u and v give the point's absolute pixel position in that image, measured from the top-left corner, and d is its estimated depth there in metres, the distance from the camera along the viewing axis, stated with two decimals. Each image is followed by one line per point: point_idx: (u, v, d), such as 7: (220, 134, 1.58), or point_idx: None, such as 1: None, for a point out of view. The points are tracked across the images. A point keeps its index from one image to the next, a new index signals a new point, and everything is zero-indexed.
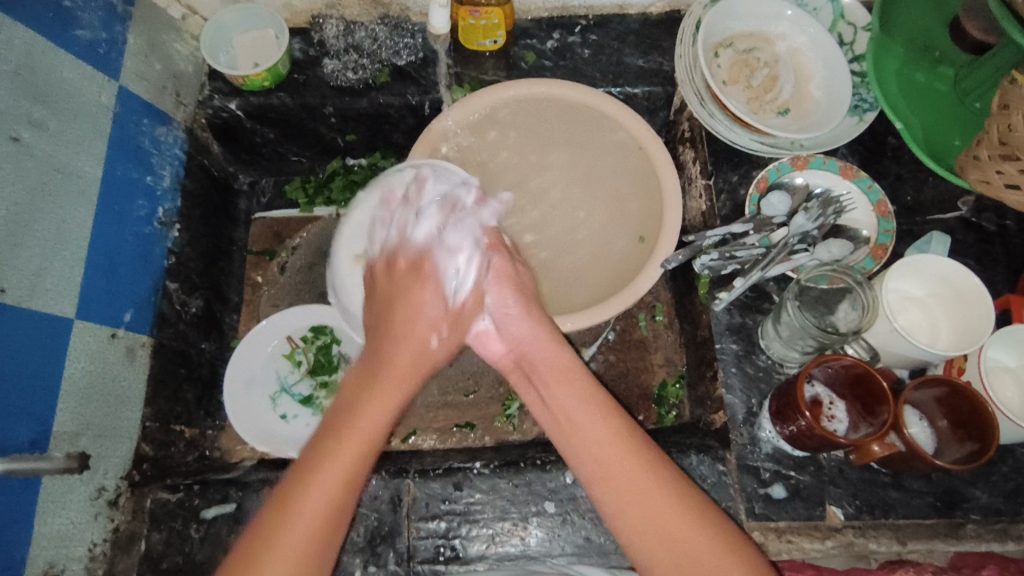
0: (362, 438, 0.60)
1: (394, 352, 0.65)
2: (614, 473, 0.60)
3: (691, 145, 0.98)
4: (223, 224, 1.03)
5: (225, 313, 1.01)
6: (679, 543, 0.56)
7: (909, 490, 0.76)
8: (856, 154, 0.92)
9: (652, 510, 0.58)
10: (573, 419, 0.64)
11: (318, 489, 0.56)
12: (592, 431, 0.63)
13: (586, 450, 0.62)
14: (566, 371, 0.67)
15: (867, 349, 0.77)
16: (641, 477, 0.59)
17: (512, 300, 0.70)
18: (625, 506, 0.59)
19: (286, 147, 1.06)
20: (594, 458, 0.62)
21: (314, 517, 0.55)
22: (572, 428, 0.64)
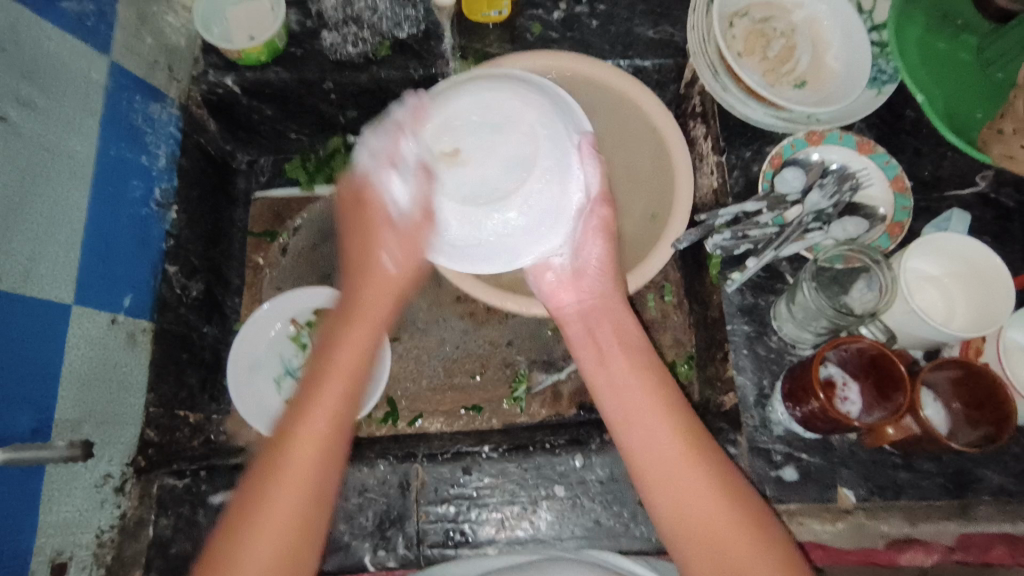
0: (343, 366, 0.60)
1: (370, 296, 0.66)
2: (649, 419, 0.61)
3: (702, 120, 0.95)
4: (223, 205, 1.01)
5: (227, 296, 0.99)
6: (701, 505, 0.56)
7: (920, 471, 0.76)
8: (872, 128, 0.89)
9: (674, 456, 0.58)
10: (630, 386, 0.64)
11: (302, 439, 0.55)
12: (631, 381, 0.64)
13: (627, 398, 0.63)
14: (614, 321, 0.69)
15: (884, 331, 0.76)
16: (665, 419, 0.61)
17: (600, 252, 0.70)
18: (650, 442, 0.60)
19: (284, 124, 1.03)
20: (632, 408, 0.62)
21: (303, 461, 0.55)
22: (623, 386, 0.64)
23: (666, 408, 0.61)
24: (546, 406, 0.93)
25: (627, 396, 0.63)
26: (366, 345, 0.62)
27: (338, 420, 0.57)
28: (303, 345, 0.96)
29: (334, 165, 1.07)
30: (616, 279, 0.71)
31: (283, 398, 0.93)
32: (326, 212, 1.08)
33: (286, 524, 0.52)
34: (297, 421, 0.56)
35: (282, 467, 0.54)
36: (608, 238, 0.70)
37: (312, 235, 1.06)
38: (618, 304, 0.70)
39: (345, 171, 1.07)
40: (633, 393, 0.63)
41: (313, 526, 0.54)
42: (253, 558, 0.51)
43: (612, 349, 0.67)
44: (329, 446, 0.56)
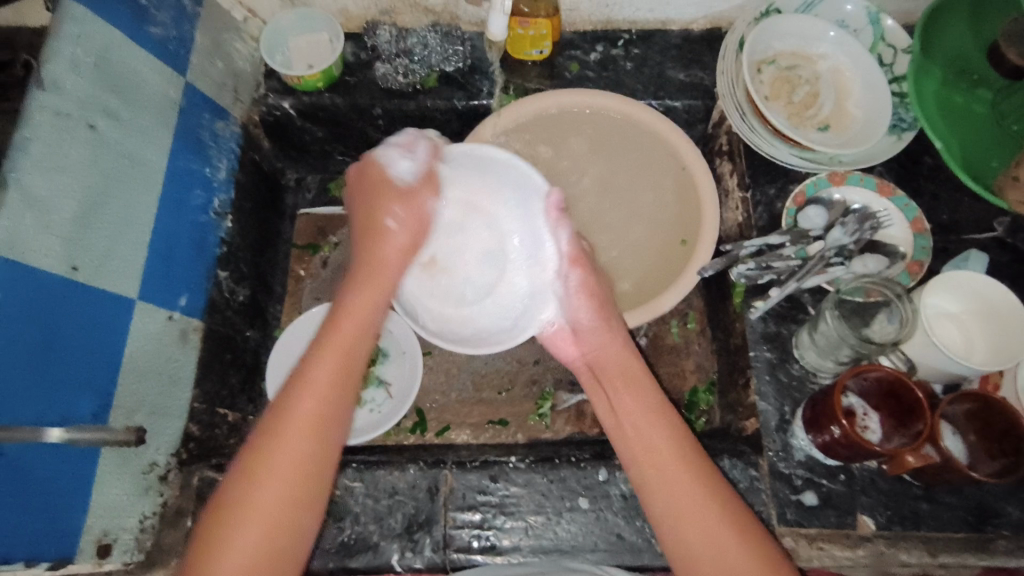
0: (323, 377, 0.62)
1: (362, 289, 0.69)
2: (660, 461, 0.64)
3: (728, 158, 1.00)
4: (271, 218, 1.07)
5: (269, 304, 1.04)
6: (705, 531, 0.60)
7: (940, 503, 0.77)
8: (892, 171, 0.94)
9: (692, 502, 0.61)
10: (634, 425, 0.66)
11: (287, 437, 0.59)
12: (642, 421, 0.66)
13: (639, 446, 0.65)
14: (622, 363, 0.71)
15: (904, 360, 0.79)
16: (676, 464, 0.63)
17: (585, 309, 0.73)
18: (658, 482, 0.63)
19: (332, 146, 1.10)
20: (642, 450, 0.65)
21: (291, 460, 0.58)
22: (636, 432, 0.66)
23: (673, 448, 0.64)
24: (570, 424, 0.96)
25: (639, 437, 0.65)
26: (363, 338, 0.66)
27: (325, 424, 0.61)
28: None
29: None
30: (617, 332, 0.73)
31: None
32: None
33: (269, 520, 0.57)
34: (277, 417, 0.60)
35: (271, 457, 0.58)
36: (591, 293, 0.73)
37: (352, 250, 1.12)
38: (618, 346, 0.72)
39: None
40: (645, 435, 0.65)
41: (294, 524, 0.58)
42: (244, 544, 0.56)
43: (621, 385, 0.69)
44: (321, 465, 0.60)
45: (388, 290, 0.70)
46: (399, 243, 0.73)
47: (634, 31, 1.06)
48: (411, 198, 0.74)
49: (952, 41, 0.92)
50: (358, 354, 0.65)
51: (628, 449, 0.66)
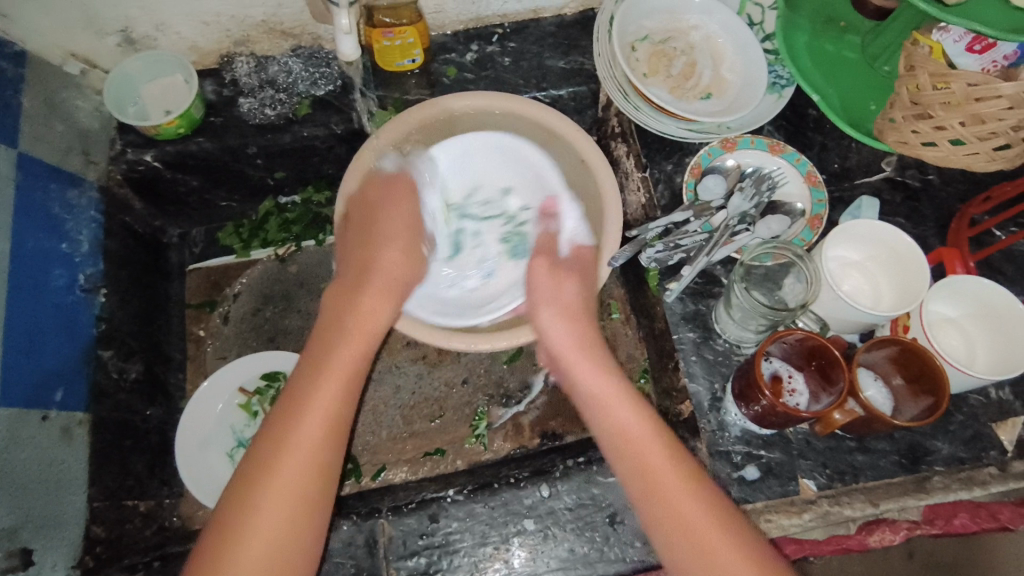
0: (341, 367, 0.68)
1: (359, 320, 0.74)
2: (651, 464, 0.64)
3: (622, 140, 0.98)
4: (157, 281, 0.97)
5: (169, 374, 0.95)
6: (688, 527, 0.60)
7: (874, 452, 0.77)
8: (781, 129, 0.94)
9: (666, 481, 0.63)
10: (633, 424, 0.67)
11: (312, 416, 0.63)
12: (637, 437, 0.66)
13: (636, 458, 0.65)
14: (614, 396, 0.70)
15: (816, 320, 0.79)
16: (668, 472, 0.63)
17: (568, 335, 0.77)
18: (642, 483, 0.64)
19: (213, 193, 1.01)
20: (634, 459, 0.65)
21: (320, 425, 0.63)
22: (633, 442, 0.66)
23: (667, 456, 0.65)
24: (509, 440, 0.93)
25: (621, 436, 0.67)
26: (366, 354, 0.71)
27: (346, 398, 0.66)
28: (255, 413, 0.92)
29: (269, 227, 1.05)
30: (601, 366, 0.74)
31: None
32: (265, 277, 1.04)
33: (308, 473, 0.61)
34: (298, 414, 0.63)
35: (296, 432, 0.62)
36: (570, 319, 0.78)
37: (254, 300, 1.02)
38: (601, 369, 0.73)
39: (280, 234, 1.04)
40: (641, 454, 0.65)
41: (327, 474, 0.62)
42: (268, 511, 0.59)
43: (610, 398, 0.71)
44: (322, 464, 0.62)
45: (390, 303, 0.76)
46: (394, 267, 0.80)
47: (506, 24, 1.02)
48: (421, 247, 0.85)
49: None
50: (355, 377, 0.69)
51: (625, 472, 0.65)
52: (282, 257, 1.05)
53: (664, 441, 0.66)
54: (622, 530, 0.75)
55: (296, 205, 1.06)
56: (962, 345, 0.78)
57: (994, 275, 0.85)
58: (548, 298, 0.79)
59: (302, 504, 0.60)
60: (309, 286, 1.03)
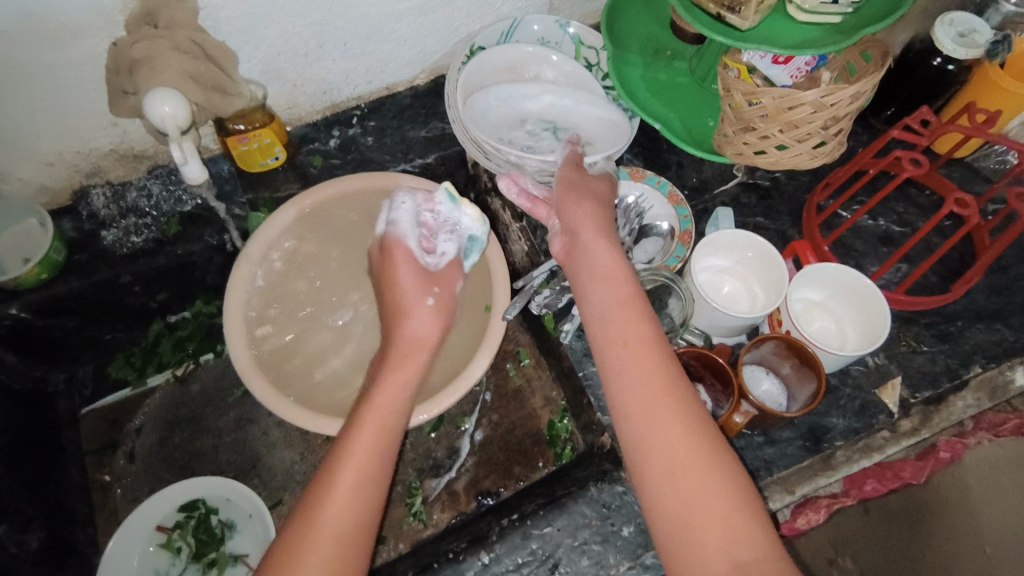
0: (379, 432, 0.66)
1: (391, 375, 0.72)
2: (655, 418, 0.60)
3: (496, 194, 1.02)
4: (47, 435, 0.92)
5: (76, 531, 0.89)
6: (698, 501, 0.56)
7: (780, 441, 0.82)
8: (640, 154, 1.01)
9: (682, 445, 0.59)
10: (650, 375, 0.62)
11: (349, 475, 0.61)
12: (670, 407, 0.60)
13: (655, 425, 0.60)
14: (656, 349, 0.63)
15: (699, 334, 0.83)
16: (678, 440, 0.59)
17: (593, 237, 0.72)
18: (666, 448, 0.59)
19: (94, 329, 0.97)
20: (647, 423, 0.60)
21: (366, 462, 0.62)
22: (649, 411, 0.60)
23: (683, 419, 0.60)
24: (446, 510, 0.92)
25: (640, 397, 0.61)
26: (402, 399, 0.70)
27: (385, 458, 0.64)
28: (177, 549, 0.88)
29: (161, 350, 1.02)
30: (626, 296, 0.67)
31: None
32: (166, 402, 1.00)
33: (352, 515, 0.59)
34: (341, 471, 0.61)
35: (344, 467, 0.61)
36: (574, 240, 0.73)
37: (158, 429, 0.98)
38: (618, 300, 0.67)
39: (174, 354, 1.02)
40: (671, 420, 0.60)
41: (362, 545, 0.59)
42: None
43: (634, 344, 0.63)
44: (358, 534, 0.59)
45: (422, 355, 0.75)
46: (423, 328, 0.77)
47: (363, 105, 1.04)
48: (444, 301, 0.81)
49: (639, 30, 1.01)
50: (394, 429, 0.67)
51: (652, 428, 0.60)
52: (180, 376, 1.02)
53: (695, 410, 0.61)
54: None
55: (187, 320, 1.03)
56: (831, 327, 0.85)
57: (848, 252, 0.93)
58: (593, 233, 0.73)
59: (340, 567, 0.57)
60: (215, 400, 1.00)
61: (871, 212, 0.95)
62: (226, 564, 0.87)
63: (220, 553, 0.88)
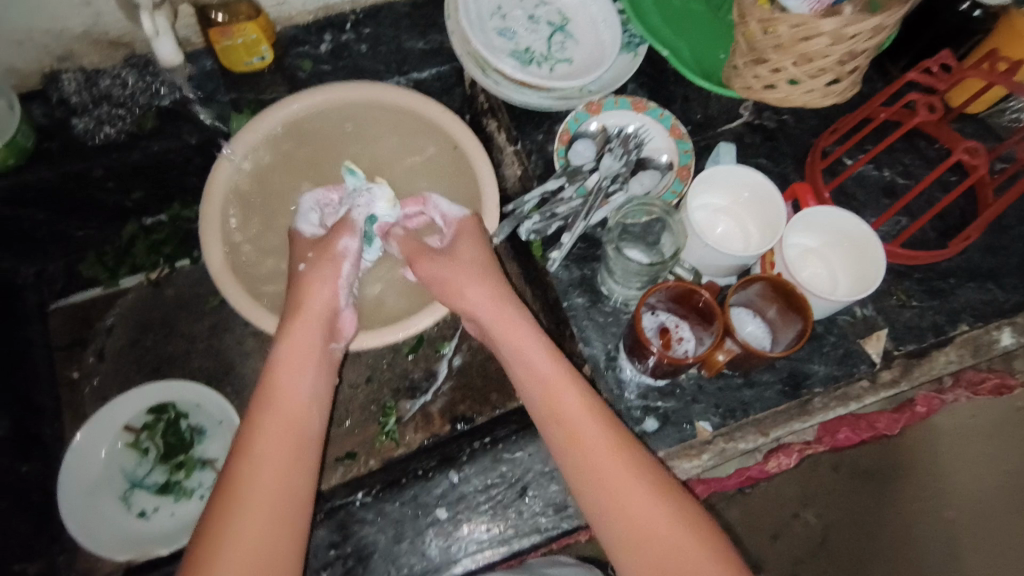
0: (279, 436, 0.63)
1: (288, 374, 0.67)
2: (580, 433, 0.64)
3: (493, 115, 0.98)
4: (16, 327, 0.90)
5: (43, 424, 0.88)
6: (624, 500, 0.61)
7: (760, 384, 0.81)
8: (643, 86, 0.96)
9: (603, 450, 0.63)
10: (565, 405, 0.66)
11: (259, 484, 0.59)
12: (581, 423, 0.65)
13: (583, 438, 0.64)
14: (561, 383, 0.67)
15: (690, 269, 0.82)
16: (606, 454, 0.63)
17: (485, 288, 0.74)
18: (583, 461, 0.64)
19: (65, 223, 0.93)
20: (583, 444, 0.64)
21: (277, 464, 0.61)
22: (573, 430, 0.65)
23: (603, 430, 0.64)
24: (421, 432, 0.91)
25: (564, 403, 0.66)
26: (314, 377, 0.68)
27: (292, 462, 0.62)
28: (145, 450, 0.87)
29: (136, 252, 0.98)
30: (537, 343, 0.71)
31: (136, 513, 0.84)
32: (141, 305, 0.98)
33: (276, 511, 0.59)
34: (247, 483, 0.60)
35: (260, 466, 0.60)
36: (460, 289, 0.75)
37: (131, 330, 0.96)
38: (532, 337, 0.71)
39: (149, 257, 0.99)
40: (590, 445, 0.64)
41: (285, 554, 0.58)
42: None
43: (556, 387, 0.67)
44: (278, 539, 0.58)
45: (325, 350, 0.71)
46: (325, 295, 0.73)
47: (358, 10, 0.98)
48: (324, 263, 0.75)
49: None
50: (303, 423, 0.65)
51: (573, 459, 0.64)
52: (156, 280, 0.99)
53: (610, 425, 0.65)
54: (533, 503, 0.76)
55: (164, 223, 1.00)
56: (823, 273, 0.83)
57: (848, 201, 0.90)
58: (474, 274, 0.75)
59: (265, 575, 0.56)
60: (190, 306, 0.98)
61: (876, 161, 0.92)
62: (195, 467, 0.87)
63: (188, 457, 0.87)
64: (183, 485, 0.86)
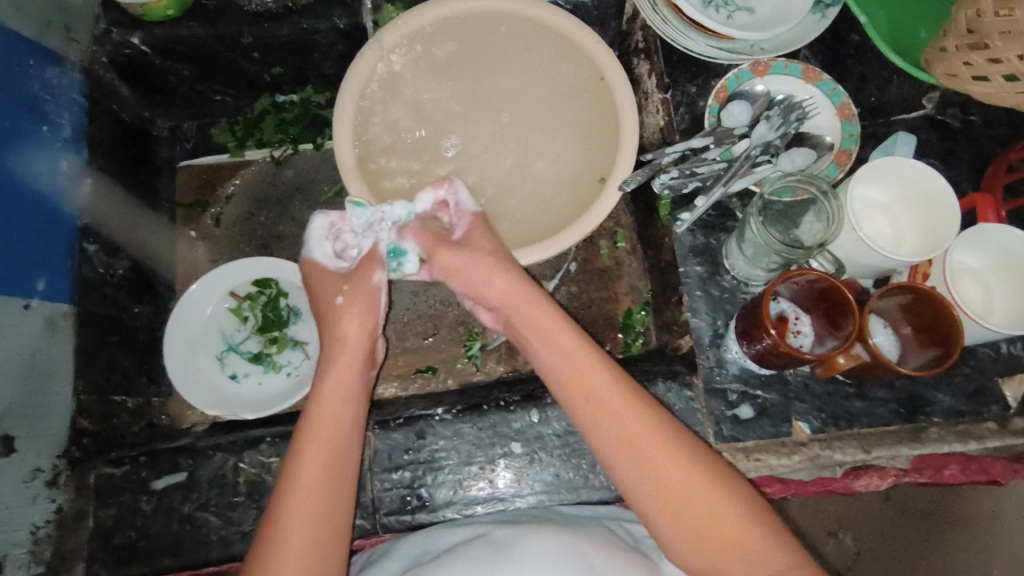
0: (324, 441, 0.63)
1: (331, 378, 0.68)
2: (613, 414, 0.61)
3: (646, 57, 0.91)
4: (145, 176, 0.93)
5: (158, 273, 0.92)
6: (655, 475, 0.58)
7: (873, 399, 0.76)
8: (818, 55, 0.86)
9: (636, 427, 0.60)
10: (599, 393, 0.62)
11: (306, 482, 0.60)
12: (616, 408, 0.61)
13: (612, 421, 0.61)
14: (592, 370, 0.64)
15: (832, 261, 0.75)
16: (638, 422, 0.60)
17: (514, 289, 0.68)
18: (616, 443, 0.60)
19: (204, 85, 0.94)
20: (614, 429, 0.61)
21: (315, 491, 0.61)
22: (608, 413, 0.61)
23: (637, 413, 0.61)
24: (503, 363, 0.91)
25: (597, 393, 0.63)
26: (354, 375, 0.69)
27: (332, 464, 0.62)
28: (245, 318, 0.91)
29: (264, 126, 0.99)
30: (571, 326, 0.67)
31: (228, 375, 0.88)
32: (260, 179, 1.00)
33: (322, 514, 0.59)
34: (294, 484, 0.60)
35: (306, 450, 0.62)
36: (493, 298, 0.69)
37: (248, 202, 0.99)
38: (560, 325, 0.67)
39: (276, 134, 0.99)
40: (618, 421, 0.61)
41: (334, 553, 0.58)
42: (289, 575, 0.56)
43: (587, 370, 0.64)
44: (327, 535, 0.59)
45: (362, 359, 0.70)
46: (360, 325, 0.71)
47: None
48: (358, 295, 0.71)
49: None
50: (344, 431, 0.65)
51: (599, 434, 0.61)
52: (278, 158, 1.01)
53: (632, 396, 0.62)
54: None
55: (295, 104, 0.99)
56: (980, 298, 0.74)
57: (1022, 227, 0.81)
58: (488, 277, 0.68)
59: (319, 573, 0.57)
60: (306, 191, 0.99)
61: None
62: (287, 345, 0.90)
63: (282, 334, 0.90)
64: (273, 359, 0.89)
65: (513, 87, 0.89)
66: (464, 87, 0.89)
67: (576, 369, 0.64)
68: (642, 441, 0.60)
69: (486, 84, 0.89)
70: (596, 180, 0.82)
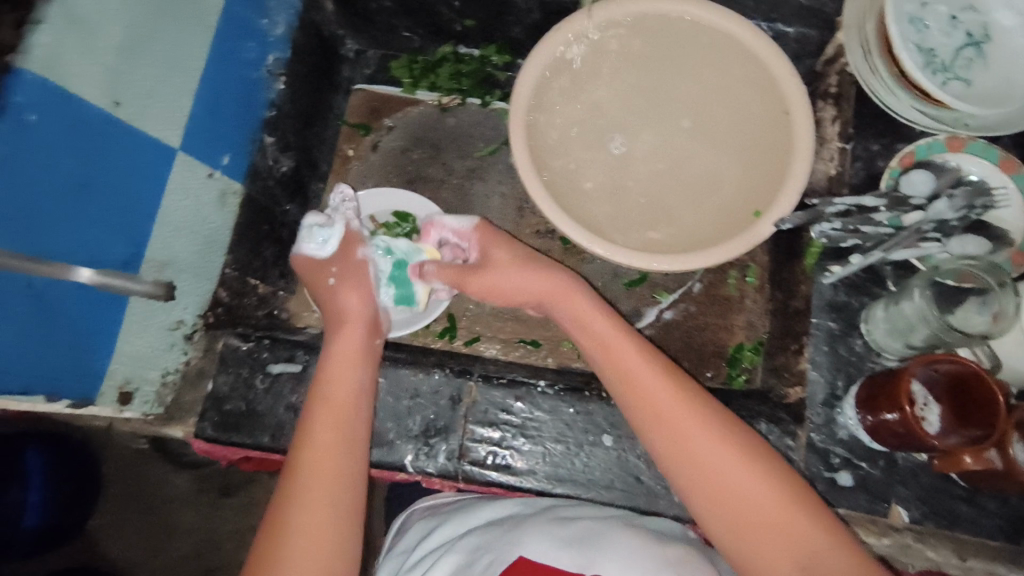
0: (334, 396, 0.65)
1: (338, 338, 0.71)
2: (653, 398, 0.63)
3: (834, 102, 0.89)
4: (325, 89, 0.98)
5: (312, 180, 0.97)
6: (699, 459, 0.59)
7: (981, 508, 0.73)
8: (1020, 147, 0.83)
9: (678, 416, 0.61)
10: (648, 386, 0.63)
11: (319, 430, 0.62)
12: (661, 396, 0.63)
13: (650, 408, 0.63)
14: (639, 358, 0.65)
15: (990, 357, 0.72)
16: (684, 412, 0.61)
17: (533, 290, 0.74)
18: (660, 429, 0.62)
19: (400, 20, 0.98)
20: (651, 412, 0.62)
21: (327, 443, 0.61)
22: (653, 404, 0.63)
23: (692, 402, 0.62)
24: None
25: (649, 386, 0.63)
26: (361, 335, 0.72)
27: (345, 426, 0.63)
28: None
29: (441, 72, 1.03)
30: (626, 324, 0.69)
31: None
32: (422, 120, 1.04)
33: (335, 459, 0.61)
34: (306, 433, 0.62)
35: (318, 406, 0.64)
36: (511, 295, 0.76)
37: (406, 138, 1.03)
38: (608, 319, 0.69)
39: (450, 83, 1.03)
40: (661, 403, 0.62)
41: (351, 485, 0.60)
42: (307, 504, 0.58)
43: (631, 359, 0.66)
44: (346, 476, 0.60)
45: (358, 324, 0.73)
46: (359, 299, 0.75)
47: None
48: (350, 275, 0.77)
49: None
50: (351, 385, 0.67)
51: (635, 412, 0.63)
52: (444, 106, 1.04)
53: (665, 372, 0.65)
54: None
55: (474, 58, 1.02)
56: None
57: None
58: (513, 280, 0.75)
59: (335, 498, 0.59)
60: (462, 142, 1.03)
61: None
62: None
63: None
64: None
65: (692, 96, 0.88)
66: (648, 84, 0.90)
67: (619, 357, 0.66)
68: (691, 431, 0.60)
69: (667, 86, 0.89)
70: (751, 210, 0.81)
